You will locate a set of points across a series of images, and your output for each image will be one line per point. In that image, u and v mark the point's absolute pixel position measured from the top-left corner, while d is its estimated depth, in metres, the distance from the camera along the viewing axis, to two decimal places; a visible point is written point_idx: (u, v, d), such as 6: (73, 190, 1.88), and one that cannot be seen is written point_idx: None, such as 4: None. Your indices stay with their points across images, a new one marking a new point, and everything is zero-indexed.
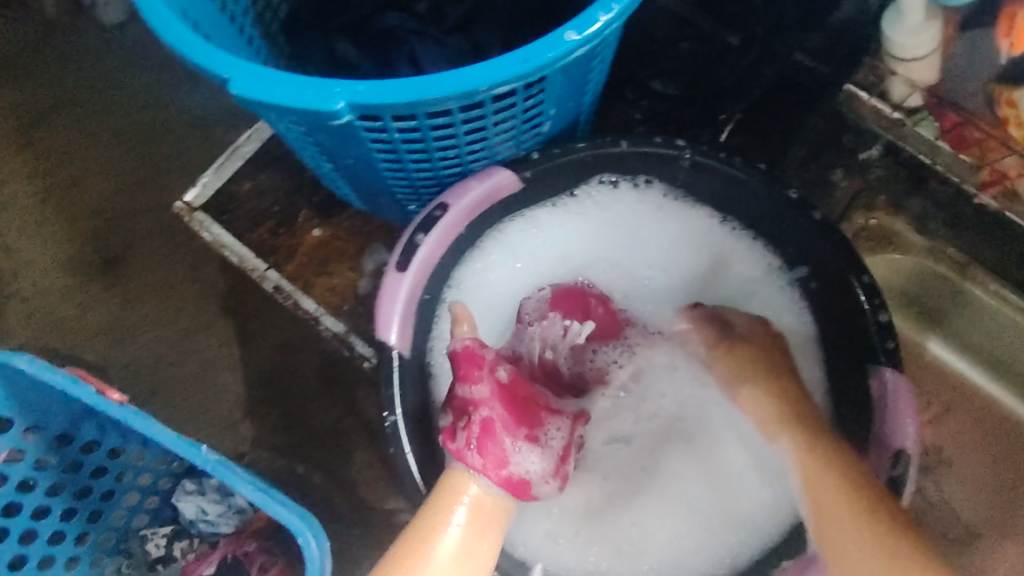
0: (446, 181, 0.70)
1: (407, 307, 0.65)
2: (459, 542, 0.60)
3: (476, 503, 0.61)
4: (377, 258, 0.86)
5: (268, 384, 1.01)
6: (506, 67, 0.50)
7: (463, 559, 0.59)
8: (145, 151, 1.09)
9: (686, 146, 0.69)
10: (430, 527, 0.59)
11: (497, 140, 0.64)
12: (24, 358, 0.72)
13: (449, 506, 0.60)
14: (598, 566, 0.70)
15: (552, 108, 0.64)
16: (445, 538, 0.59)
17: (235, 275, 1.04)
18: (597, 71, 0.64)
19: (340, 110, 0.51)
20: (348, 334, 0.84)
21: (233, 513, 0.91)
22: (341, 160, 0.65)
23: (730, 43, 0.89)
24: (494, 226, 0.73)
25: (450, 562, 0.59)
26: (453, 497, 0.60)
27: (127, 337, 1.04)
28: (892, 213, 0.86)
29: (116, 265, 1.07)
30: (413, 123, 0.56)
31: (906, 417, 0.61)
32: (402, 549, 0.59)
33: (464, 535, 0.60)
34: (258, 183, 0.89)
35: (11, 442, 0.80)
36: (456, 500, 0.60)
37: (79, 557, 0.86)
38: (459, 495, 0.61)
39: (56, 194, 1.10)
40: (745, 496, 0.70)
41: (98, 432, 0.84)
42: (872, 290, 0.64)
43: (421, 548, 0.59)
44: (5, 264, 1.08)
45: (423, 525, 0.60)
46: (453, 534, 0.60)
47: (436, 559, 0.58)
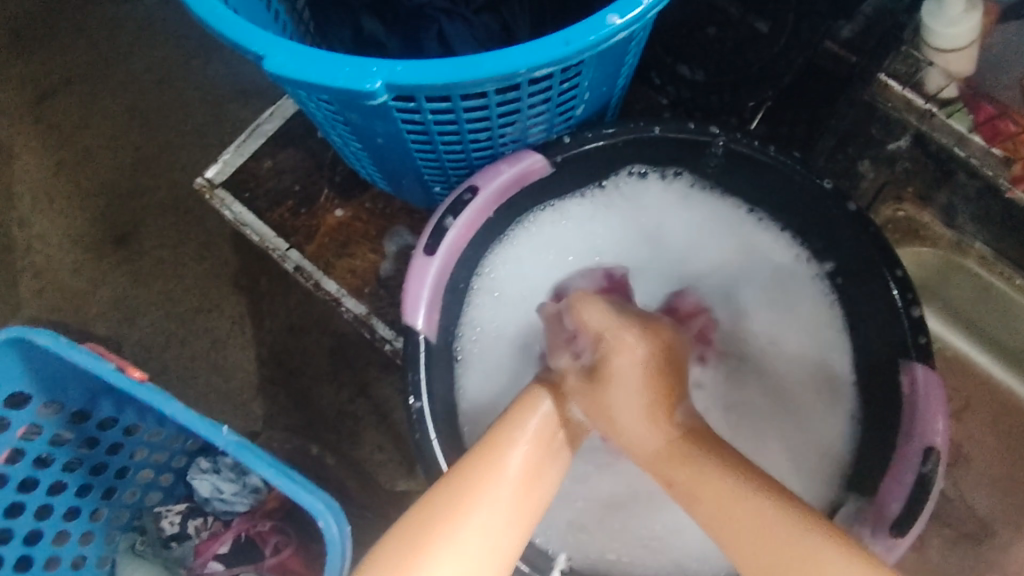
0: (476, 164, 0.69)
1: (435, 292, 0.65)
2: (527, 458, 0.55)
3: (547, 420, 0.57)
4: (398, 241, 0.85)
5: (283, 363, 1.00)
6: (548, 50, 0.49)
7: (530, 479, 0.54)
8: (161, 126, 1.08)
9: (719, 133, 0.68)
10: (500, 441, 0.55)
11: (530, 123, 0.63)
12: (43, 335, 0.71)
13: (520, 423, 0.56)
14: (620, 559, 0.70)
15: (585, 92, 0.63)
16: (514, 452, 0.55)
17: (251, 253, 1.03)
18: (632, 55, 0.63)
19: (376, 90, 0.50)
20: (369, 316, 0.83)
21: (248, 492, 0.90)
22: (369, 140, 0.64)
23: (758, 29, 0.86)
24: (522, 216, 0.74)
25: (519, 476, 0.54)
26: (523, 416, 0.57)
27: (140, 312, 1.04)
28: (920, 206, 0.86)
29: (130, 240, 1.06)
30: (448, 104, 0.55)
31: (937, 413, 0.62)
32: (467, 465, 0.54)
33: (532, 453, 0.55)
34: (278, 162, 0.88)
35: (28, 418, 0.78)
36: (527, 418, 0.57)
37: (93, 532, 0.86)
38: (532, 413, 0.57)
39: (71, 167, 1.09)
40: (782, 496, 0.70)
41: (115, 409, 0.83)
42: (905, 285, 0.64)
43: (487, 464, 0.54)
44: (19, 236, 1.08)
45: (493, 443, 0.55)
46: (520, 452, 0.55)
47: (502, 475, 0.53)
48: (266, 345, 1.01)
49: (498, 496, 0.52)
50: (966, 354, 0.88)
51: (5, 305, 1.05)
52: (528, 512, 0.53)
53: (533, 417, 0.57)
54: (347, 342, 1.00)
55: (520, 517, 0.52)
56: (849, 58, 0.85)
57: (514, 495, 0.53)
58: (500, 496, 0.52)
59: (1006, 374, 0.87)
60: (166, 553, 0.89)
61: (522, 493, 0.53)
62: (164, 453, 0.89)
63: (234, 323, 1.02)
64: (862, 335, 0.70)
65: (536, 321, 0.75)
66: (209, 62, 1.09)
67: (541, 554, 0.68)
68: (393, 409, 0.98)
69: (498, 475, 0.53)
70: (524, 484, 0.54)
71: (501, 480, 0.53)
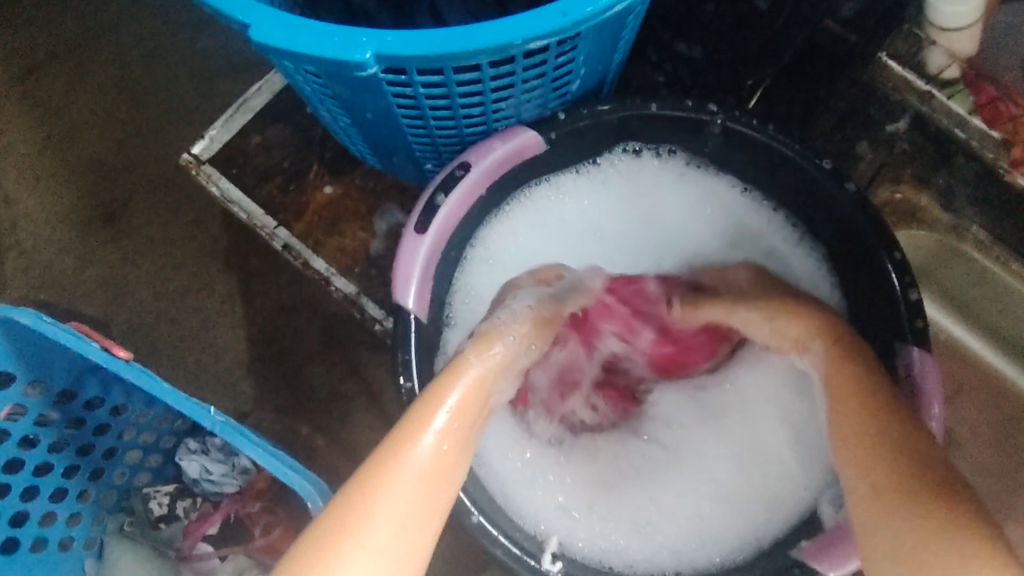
0: (469, 141, 0.67)
1: (425, 271, 0.63)
2: (437, 450, 0.55)
3: (460, 410, 0.57)
4: (388, 220, 0.84)
5: (270, 343, 0.99)
6: (544, 20, 0.48)
7: (439, 467, 0.55)
8: (148, 102, 1.06)
9: (717, 112, 0.66)
10: (406, 432, 0.55)
11: (524, 99, 0.61)
12: (25, 313, 0.70)
13: (428, 411, 0.56)
14: (615, 543, 0.68)
15: (580, 68, 0.61)
16: (423, 442, 0.55)
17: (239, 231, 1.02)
18: (628, 29, 0.62)
19: (366, 61, 0.48)
20: (359, 296, 0.82)
21: (237, 473, 0.91)
22: (358, 114, 0.63)
23: (758, 6, 0.83)
24: (518, 190, 0.72)
25: (427, 471, 0.54)
26: (434, 405, 0.56)
27: (127, 291, 1.02)
28: (918, 187, 0.85)
29: (116, 218, 1.04)
30: (440, 78, 0.53)
31: (933, 398, 0.60)
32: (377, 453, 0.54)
33: (444, 440, 0.55)
34: (267, 138, 0.86)
35: (14, 398, 0.77)
36: (432, 413, 0.56)
37: (80, 514, 0.86)
38: (437, 403, 0.56)
39: (56, 143, 1.07)
40: (775, 470, 0.70)
41: (101, 389, 0.83)
42: (903, 267, 0.63)
43: (400, 453, 0.54)
44: (4, 214, 1.06)
45: (401, 429, 0.55)
46: (435, 436, 0.55)
47: (413, 465, 0.53)
48: (256, 324, 1.00)
49: (404, 488, 0.53)
50: (956, 335, 0.88)
51: None
52: (440, 501, 0.54)
53: (452, 395, 0.57)
54: (334, 321, 0.99)
55: (432, 503, 0.54)
56: (849, 37, 0.82)
57: (425, 491, 0.53)
58: (409, 485, 0.53)
59: (1001, 361, 0.86)
60: (155, 535, 0.89)
61: (433, 484, 0.54)
62: (152, 433, 0.89)
63: (223, 302, 1.01)
64: (861, 318, 0.68)
65: None
66: (200, 34, 1.06)
67: (532, 536, 0.65)
68: (384, 387, 0.98)
69: (409, 464, 0.53)
70: (433, 474, 0.54)
71: (405, 475, 0.53)
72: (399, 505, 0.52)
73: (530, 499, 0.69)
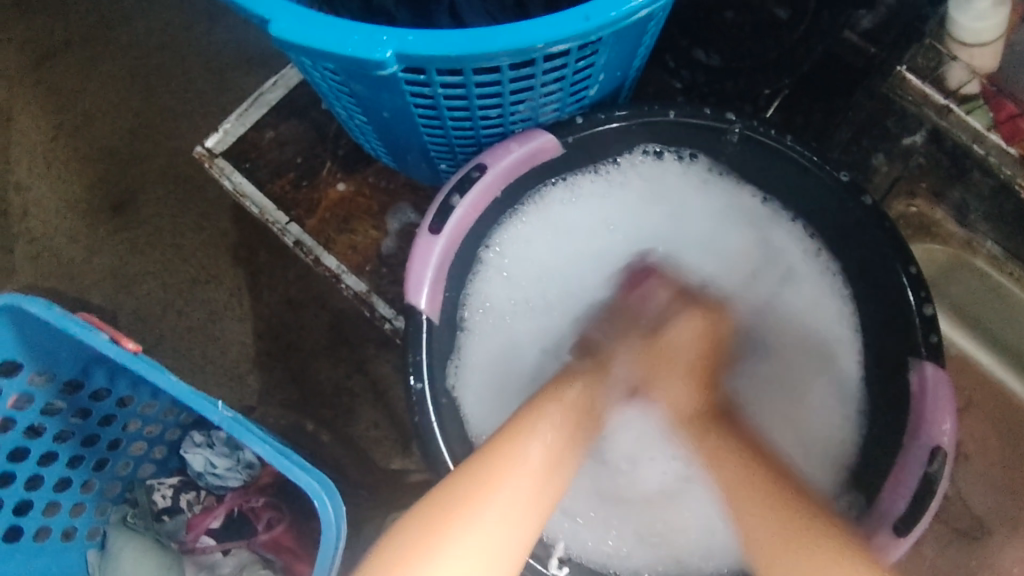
0: (485, 142, 0.67)
1: (439, 271, 0.63)
2: (549, 450, 0.56)
3: (569, 416, 0.59)
4: (401, 218, 0.83)
5: (276, 338, 0.99)
6: (566, 25, 0.47)
7: (550, 468, 0.55)
8: (160, 94, 1.06)
9: (736, 121, 0.66)
10: (522, 428, 0.56)
11: (542, 102, 0.61)
12: (33, 301, 0.70)
13: (542, 412, 0.58)
14: (618, 551, 0.69)
15: (599, 73, 0.61)
16: (535, 440, 0.56)
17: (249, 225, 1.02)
18: (649, 36, 0.61)
19: (386, 60, 0.48)
20: (370, 294, 0.82)
21: (241, 467, 0.91)
22: (375, 113, 0.63)
23: (778, 16, 0.82)
24: (533, 191, 0.71)
25: (539, 468, 0.54)
26: (544, 411, 0.58)
27: (135, 282, 1.03)
28: (933, 202, 0.85)
29: (126, 209, 1.04)
30: (459, 79, 0.53)
31: (945, 412, 0.60)
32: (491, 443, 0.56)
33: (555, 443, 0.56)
34: (280, 133, 0.86)
35: (20, 386, 0.78)
36: (545, 415, 0.58)
37: (84, 504, 0.86)
38: (547, 409, 0.58)
39: (67, 132, 1.07)
40: None
41: (108, 379, 0.83)
42: (918, 282, 0.63)
43: (515, 445, 0.55)
44: (15, 201, 1.06)
45: (516, 429, 0.56)
46: (550, 433, 0.57)
47: (527, 458, 0.54)
48: (264, 318, 1.00)
49: (525, 476, 0.53)
50: (966, 350, 0.87)
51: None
52: (552, 498, 0.55)
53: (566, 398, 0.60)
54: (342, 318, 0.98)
55: (544, 497, 0.54)
56: (869, 49, 0.82)
57: (540, 483, 0.54)
58: (528, 473, 0.54)
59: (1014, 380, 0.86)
60: (158, 527, 0.89)
61: (544, 481, 0.54)
62: (157, 425, 0.89)
63: (231, 296, 1.01)
64: (874, 332, 0.68)
65: (551, 298, 0.74)
66: (215, 27, 1.06)
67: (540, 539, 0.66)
68: (390, 385, 0.98)
69: (525, 456, 0.54)
70: (548, 471, 0.55)
71: (521, 467, 0.54)
72: (513, 491, 0.52)
73: None
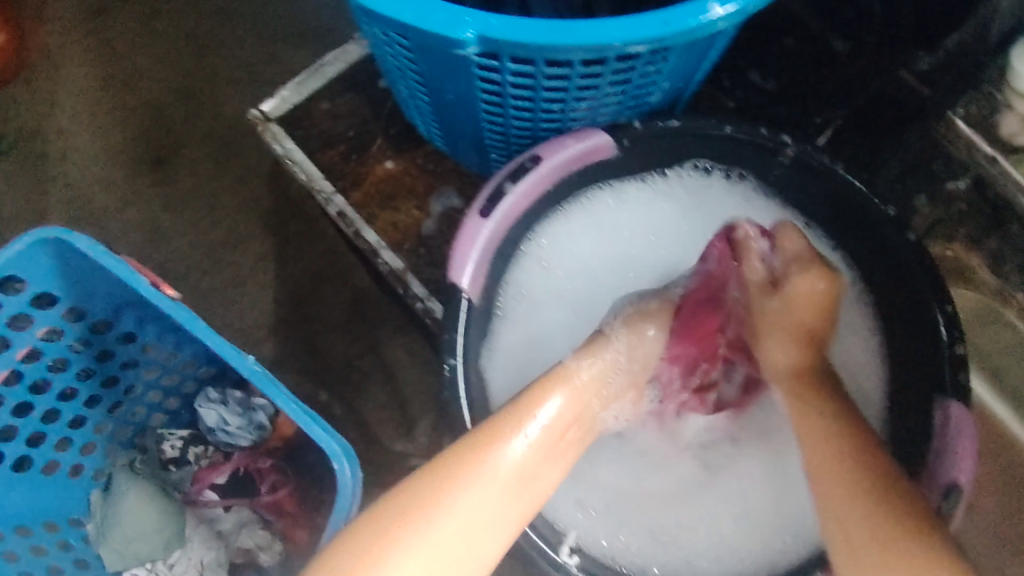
0: (542, 136, 0.69)
1: (484, 254, 0.64)
2: (524, 459, 0.56)
3: (554, 420, 0.58)
4: (444, 202, 0.84)
5: (297, 308, 1.02)
6: (646, 28, 0.49)
7: (522, 479, 0.55)
8: (207, 56, 1.11)
9: (790, 143, 0.67)
10: (500, 432, 0.56)
11: (603, 102, 0.62)
12: (83, 238, 0.72)
13: (523, 415, 0.57)
14: (628, 547, 0.69)
15: (663, 81, 0.62)
16: (508, 451, 0.55)
17: (281, 196, 1.06)
18: (715, 51, 0.62)
19: (468, 40, 0.49)
20: (405, 271, 0.82)
21: (253, 428, 0.92)
22: (439, 94, 0.64)
23: (836, 48, 0.82)
24: (580, 192, 0.72)
25: (509, 478, 0.55)
26: (526, 415, 0.57)
27: (165, 236, 1.06)
28: (969, 248, 0.87)
29: (163, 164, 1.08)
30: (530, 68, 0.54)
31: (965, 451, 0.60)
32: (463, 448, 0.55)
33: (533, 451, 0.56)
34: (335, 105, 0.88)
35: (52, 318, 0.79)
36: (527, 420, 0.57)
37: (94, 445, 0.88)
38: (533, 412, 0.58)
39: (116, 84, 1.11)
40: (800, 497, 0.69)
41: (137, 324, 0.84)
42: (953, 321, 0.63)
43: (489, 450, 0.55)
44: (55, 145, 1.09)
45: (494, 431, 0.56)
46: (527, 441, 0.56)
47: (497, 469, 0.54)
48: (286, 287, 1.03)
49: (491, 487, 0.54)
50: (978, 392, 0.88)
51: (32, 211, 1.07)
52: (522, 509, 0.55)
53: (550, 404, 0.58)
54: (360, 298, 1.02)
55: (510, 510, 0.54)
56: (922, 91, 0.78)
57: (509, 493, 0.54)
58: (498, 483, 0.54)
59: None
60: (163, 475, 0.90)
61: (514, 491, 0.55)
62: (176, 376, 0.90)
63: (258, 260, 1.04)
64: (900, 368, 0.68)
65: (586, 301, 0.73)
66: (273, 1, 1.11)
67: (552, 527, 0.66)
68: (401, 368, 1.00)
69: (496, 467, 0.54)
70: (518, 483, 0.55)
71: (489, 476, 0.54)
72: (476, 504, 0.53)
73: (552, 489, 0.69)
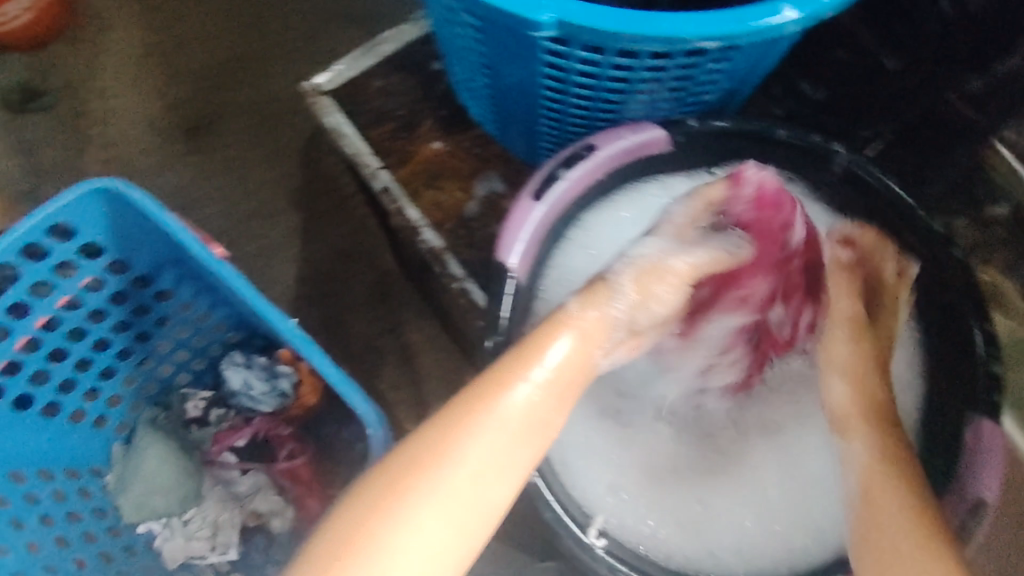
0: (595, 125, 0.70)
1: (534, 236, 0.65)
2: (529, 402, 0.55)
3: (562, 364, 0.57)
4: (487, 186, 0.85)
5: (319, 284, 1.05)
6: (720, 24, 0.50)
7: (528, 424, 0.55)
8: (253, 36, 1.17)
9: (841, 150, 0.70)
10: (502, 378, 0.56)
11: (662, 97, 0.64)
12: (136, 190, 0.74)
13: (527, 360, 0.57)
14: (655, 533, 0.68)
15: (723, 80, 0.63)
16: (509, 397, 0.55)
17: (315, 173, 1.10)
18: (775, 55, 0.64)
19: (546, 24, 0.50)
20: (444, 252, 0.83)
21: (275, 395, 0.91)
22: (501, 78, 0.65)
23: (884, 65, 0.82)
24: (627, 182, 0.72)
25: (514, 422, 0.55)
26: (530, 360, 0.56)
27: (196, 201, 1.10)
28: (1005, 273, 0.88)
29: (200, 133, 1.13)
30: (600, 56, 0.55)
31: (994, 466, 0.61)
32: (466, 398, 0.56)
33: (538, 395, 0.56)
34: (388, 83, 0.89)
35: (95, 269, 0.80)
36: (531, 365, 0.56)
37: (122, 397, 0.90)
38: (536, 356, 0.57)
39: (160, 51, 1.17)
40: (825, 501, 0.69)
41: (175, 281, 0.85)
42: (991, 339, 0.64)
43: (491, 397, 0.55)
44: (96, 104, 1.15)
45: (498, 377, 0.56)
46: (527, 391, 0.56)
47: (500, 415, 0.55)
48: (310, 264, 1.06)
49: (495, 433, 0.54)
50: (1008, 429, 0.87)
51: (69, 168, 1.12)
52: (527, 458, 0.55)
53: (554, 348, 0.57)
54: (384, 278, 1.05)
55: (516, 457, 0.55)
56: (973, 116, 0.80)
57: (514, 439, 0.55)
58: (503, 430, 0.54)
59: None
60: (184, 434, 0.91)
61: (521, 436, 0.55)
62: (204, 337, 0.91)
63: (287, 233, 1.07)
64: (934, 384, 0.69)
65: None
66: None
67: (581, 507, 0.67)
68: (419, 352, 1.02)
69: (499, 413, 0.55)
70: (523, 428, 0.55)
71: (493, 421, 0.54)
72: (480, 449, 0.54)
73: (583, 472, 0.69)
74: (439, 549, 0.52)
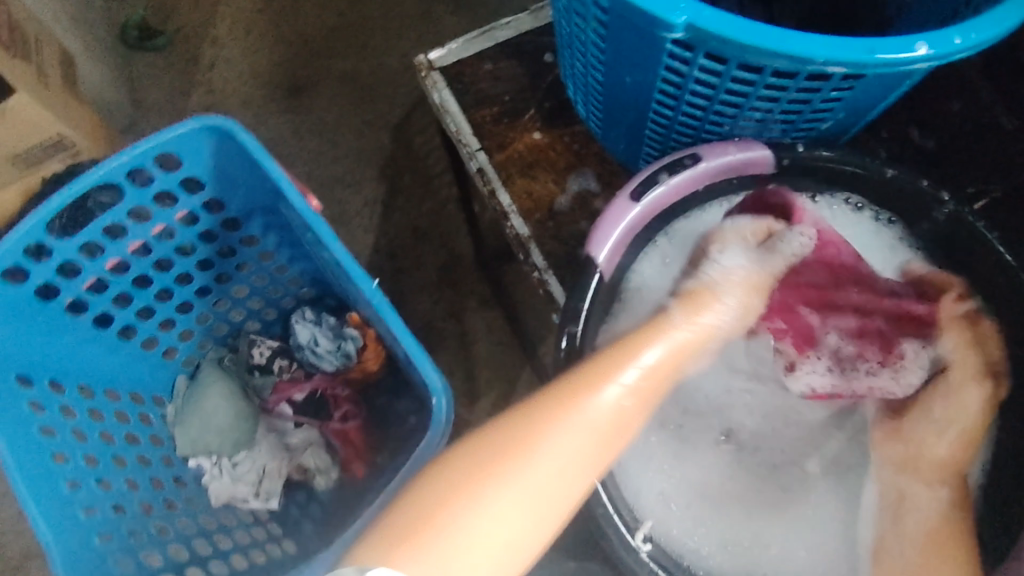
0: (701, 137, 0.70)
1: (623, 237, 0.65)
2: (619, 403, 0.55)
3: (652, 370, 0.58)
4: (581, 183, 0.86)
5: (391, 258, 1.12)
6: (851, 52, 0.50)
7: (616, 425, 0.55)
8: (364, 11, 1.24)
9: (949, 201, 0.67)
10: (595, 375, 0.56)
11: (773, 119, 0.63)
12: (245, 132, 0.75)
13: (621, 361, 0.57)
14: (700, 550, 0.65)
15: (840, 110, 0.63)
16: (603, 396, 0.55)
17: (403, 150, 1.16)
18: (898, 92, 0.63)
19: (677, 25, 0.50)
20: (529, 240, 0.82)
21: (339, 355, 0.93)
22: (618, 76, 0.65)
23: (1002, 124, 0.83)
24: (729, 194, 0.69)
25: (604, 421, 0.55)
26: (625, 362, 0.57)
27: (288, 156, 1.17)
28: None
29: (299, 93, 1.21)
30: (722, 67, 0.55)
31: None
32: (557, 393, 0.55)
33: (628, 398, 0.56)
34: (497, 68, 0.90)
35: (193, 205, 0.81)
36: (624, 368, 0.57)
37: (193, 332, 0.93)
38: (630, 359, 0.57)
39: (275, 8, 1.25)
40: None
41: (263, 230, 0.86)
42: None
43: (584, 393, 0.55)
44: (208, 50, 1.24)
45: (590, 374, 0.56)
46: (619, 391, 0.56)
47: (593, 412, 0.54)
48: (386, 237, 1.13)
49: (586, 429, 0.54)
50: None
51: (174, 109, 1.21)
52: (608, 458, 0.55)
53: (646, 355, 0.58)
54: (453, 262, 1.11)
55: (592, 461, 0.54)
56: None
57: (601, 437, 0.54)
58: (592, 427, 0.54)
59: None
60: (247, 378, 0.94)
61: (608, 435, 0.55)
62: (279, 289, 0.94)
63: (367, 202, 1.15)
64: None
65: None
66: None
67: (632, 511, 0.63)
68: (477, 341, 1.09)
69: (591, 410, 0.54)
70: (610, 428, 0.55)
71: (585, 418, 0.54)
72: (568, 443, 0.53)
73: (637, 473, 0.66)
74: (517, 537, 0.51)
